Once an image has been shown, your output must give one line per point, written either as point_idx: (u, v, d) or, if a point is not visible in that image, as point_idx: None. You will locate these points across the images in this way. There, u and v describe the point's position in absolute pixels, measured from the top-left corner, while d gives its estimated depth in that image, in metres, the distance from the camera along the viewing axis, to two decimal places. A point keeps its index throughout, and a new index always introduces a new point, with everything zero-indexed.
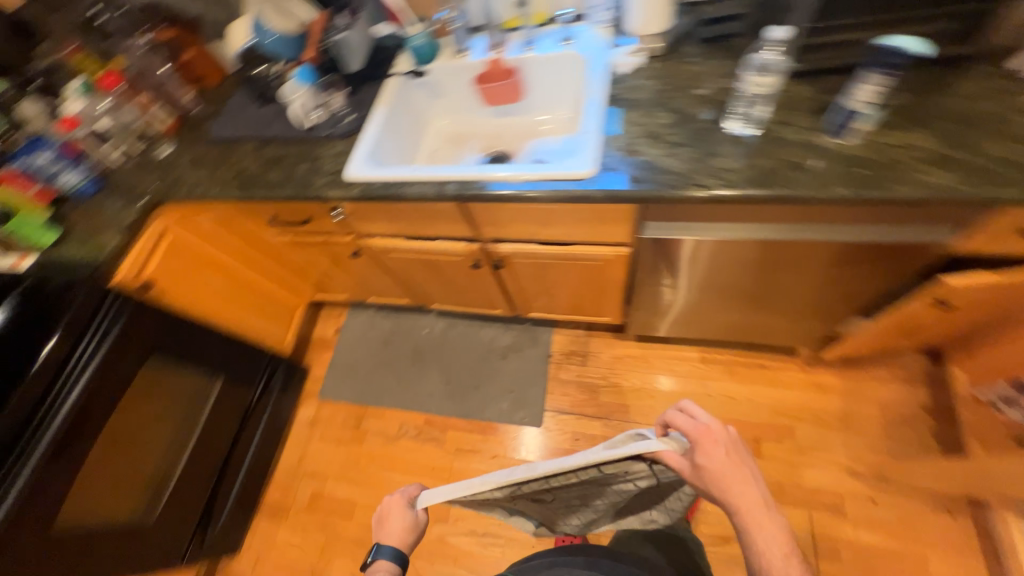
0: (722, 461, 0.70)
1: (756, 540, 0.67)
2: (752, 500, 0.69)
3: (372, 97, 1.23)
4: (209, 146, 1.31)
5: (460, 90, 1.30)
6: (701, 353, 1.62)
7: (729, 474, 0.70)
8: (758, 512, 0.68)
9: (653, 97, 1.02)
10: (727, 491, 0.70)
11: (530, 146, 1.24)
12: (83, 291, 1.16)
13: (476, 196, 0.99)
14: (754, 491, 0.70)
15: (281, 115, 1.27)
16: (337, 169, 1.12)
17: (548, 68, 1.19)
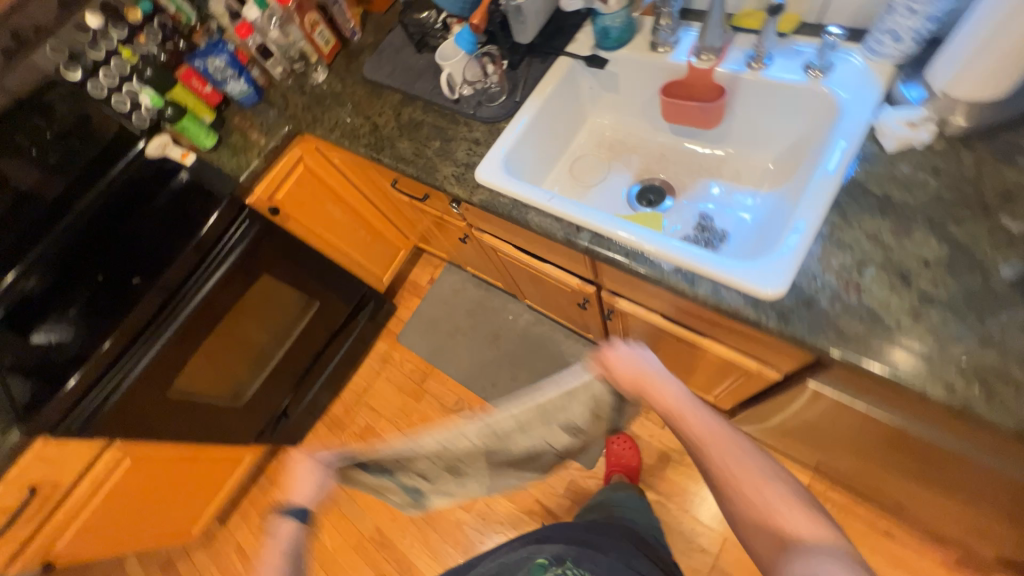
0: (631, 374, 0.82)
1: (710, 453, 0.74)
2: (686, 400, 0.79)
3: (533, 79, 1.02)
4: (358, 87, 1.24)
5: (640, 92, 1.03)
6: (809, 479, 1.33)
7: (660, 397, 0.80)
8: (686, 404, 0.79)
9: (922, 205, 0.67)
10: (667, 414, 0.79)
11: (700, 192, 0.98)
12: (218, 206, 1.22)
13: (610, 260, 0.78)
14: (679, 395, 0.79)
15: (430, 73, 1.13)
16: (469, 162, 0.98)
17: (773, 98, 0.86)
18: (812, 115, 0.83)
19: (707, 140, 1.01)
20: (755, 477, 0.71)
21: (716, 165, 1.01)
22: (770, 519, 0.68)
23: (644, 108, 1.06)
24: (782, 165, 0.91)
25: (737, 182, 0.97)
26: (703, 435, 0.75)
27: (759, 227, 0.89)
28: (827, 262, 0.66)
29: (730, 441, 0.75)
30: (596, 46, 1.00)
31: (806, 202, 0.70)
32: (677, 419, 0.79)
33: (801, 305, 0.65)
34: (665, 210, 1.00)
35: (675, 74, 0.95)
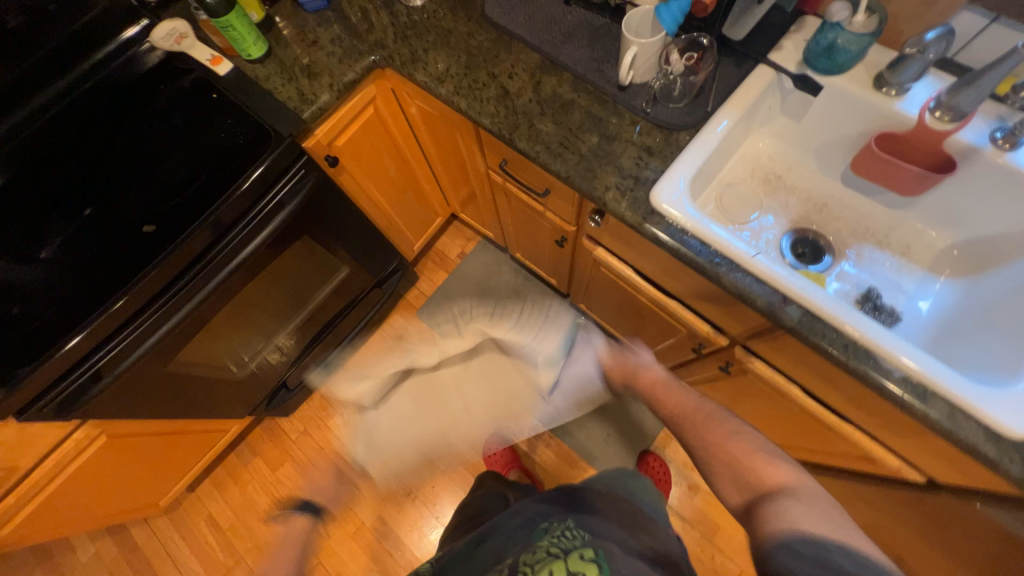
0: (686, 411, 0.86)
1: (691, 423, 0.84)
2: (708, 418, 0.83)
3: (726, 87, 0.83)
4: (476, 28, 0.96)
5: (828, 130, 0.89)
6: None
7: (682, 419, 0.86)
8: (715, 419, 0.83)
9: None
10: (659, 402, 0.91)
11: (865, 262, 0.90)
12: (240, 176, 0.89)
13: (820, 347, 0.68)
14: (695, 400, 0.88)
15: (583, 41, 0.90)
16: (638, 177, 0.80)
17: (1003, 186, 0.77)
18: None
19: (882, 202, 0.91)
20: (705, 417, 0.83)
21: (885, 231, 0.91)
22: (747, 465, 0.75)
23: (821, 148, 0.93)
24: (968, 255, 0.84)
25: (907, 257, 0.89)
26: (677, 405, 0.88)
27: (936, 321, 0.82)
28: None
29: (703, 407, 0.86)
30: (804, 64, 0.83)
31: None
32: (686, 421, 0.85)
33: None
34: (826, 272, 0.89)
35: (891, 126, 0.82)
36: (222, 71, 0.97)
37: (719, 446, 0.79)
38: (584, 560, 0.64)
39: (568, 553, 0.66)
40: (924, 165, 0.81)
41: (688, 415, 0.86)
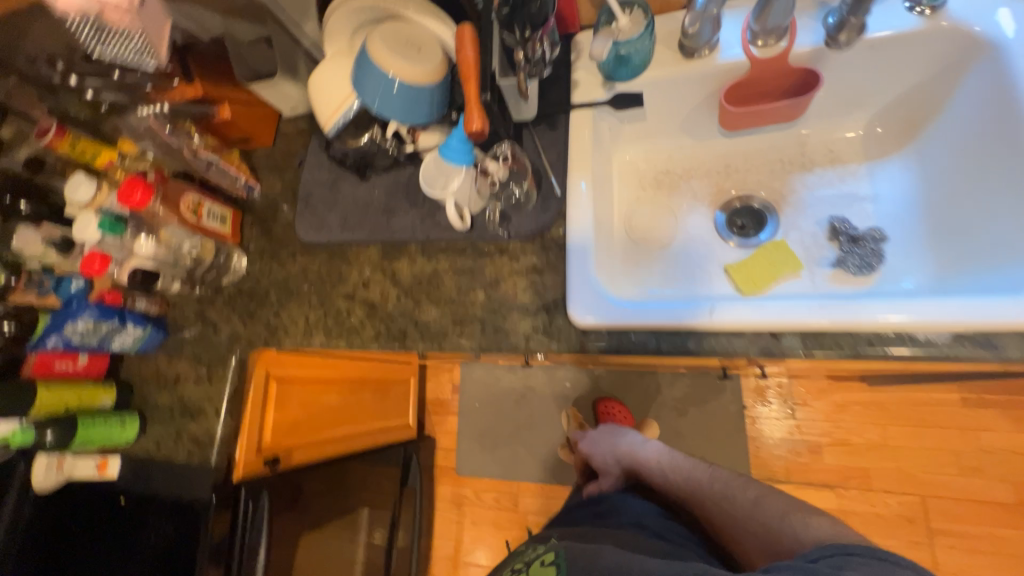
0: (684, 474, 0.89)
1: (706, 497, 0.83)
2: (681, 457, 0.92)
3: (559, 156, 0.74)
4: (305, 260, 0.87)
5: (679, 109, 0.80)
6: (962, 395, 1.24)
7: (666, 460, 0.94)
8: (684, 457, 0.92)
9: None
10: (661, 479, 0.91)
11: (806, 195, 0.79)
12: None
13: (849, 356, 0.57)
14: (661, 457, 0.94)
15: (402, 205, 0.81)
16: (547, 304, 0.69)
17: (879, 57, 0.67)
18: (934, 61, 0.66)
19: (777, 130, 0.81)
20: (696, 466, 0.89)
21: (799, 152, 0.81)
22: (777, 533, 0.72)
23: (685, 124, 0.83)
24: (895, 125, 0.74)
25: (840, 162, 0.78)
26: (676, 471, 0.90)
27: (915, 209, 0.71)
28: None
29: (705, 474, 0.86)
30: (609, 82, 0.75)
31: None
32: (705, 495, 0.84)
33: None
34: (779, 233, 0.79)
35: (731, 75, 0.72)
36: (114, 472, 0.84)
37: (751, 520, 0.76)
38: (544, 565, 0.66)
39: (532, 564, 0.69)
40: (787, 91, 0.72)
41: (702, 487, 0.85)
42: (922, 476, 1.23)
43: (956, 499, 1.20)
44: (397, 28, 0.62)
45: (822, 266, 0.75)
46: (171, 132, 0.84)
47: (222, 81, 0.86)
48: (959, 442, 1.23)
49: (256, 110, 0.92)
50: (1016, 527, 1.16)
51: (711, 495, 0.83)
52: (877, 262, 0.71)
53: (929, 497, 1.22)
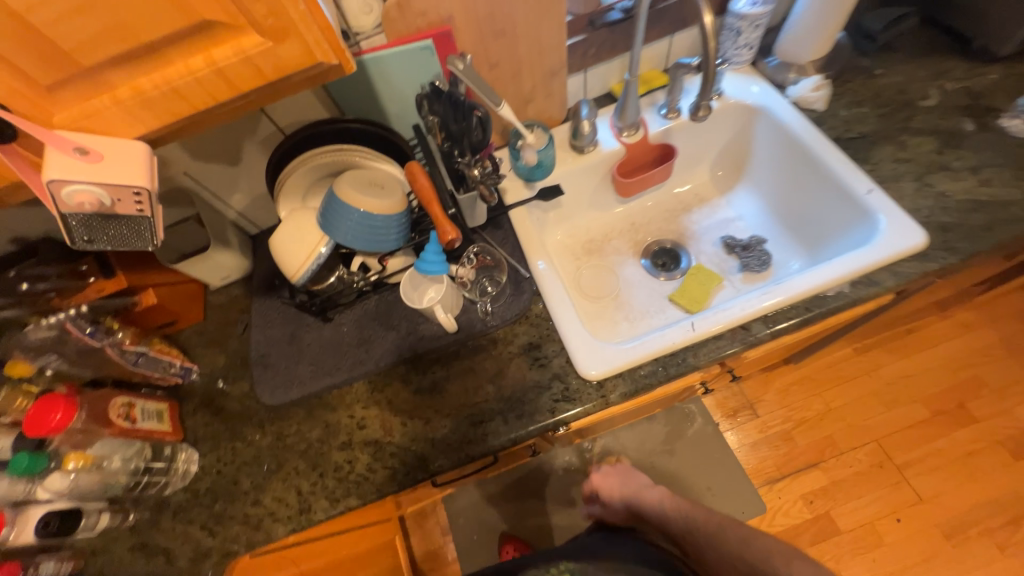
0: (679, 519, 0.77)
1: (705, 547, 0.72)
2: (685, 504, 0.79)
3: (513, 247, 0.85)
4: (278, 426, 0.78)
5: (586, 191, 1.00)
6: (852, 347, 1.54)
7: (666, 509, 0.79)
8: (688, 505, 0.79)
9: (880, 124, 0.84)
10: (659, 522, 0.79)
11: (697, 229, 1.02)
12: None
13: (797, 324, 0.71)
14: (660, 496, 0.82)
15: (380, 331, 0.81)
16: (556, 372, 0.73)
17: (700, 127, 0.96)
18: (730, 123, 0.96)
19: (655, 190, 1.06)
20: (704, 514, 0.76)
21: (677, 201, 1.06)
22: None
23: (592, 202, 1.03)
24: (727, 168, 1.03)
25: (706, 201, 1.04)
26: (681, 517, 0.77)
27: (770, 217, 0.97)
28: (908, 197, 0.76)
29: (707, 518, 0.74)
30: (529, 182, 0.91)
31: (843, 172, 0.80)
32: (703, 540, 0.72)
33: (944, 231, 0.72)
34: (693, 261, 0.99)
35: (613, 159, 0.95)
36: None
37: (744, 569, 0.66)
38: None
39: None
40: (655, 162, 0.97)
41: (699, 527, 0.75)
42: (868, 424, 1.44)
43: (898, 432, 1.42)
44: (358, 173, 0.68)
45: (735, 273, 0.95)
46: (94, 333, 0.71)
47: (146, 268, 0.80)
48: (871, 383, 1.49)
49: (181, 288, 0.86)
50: (945, 436, 1.40)
51: (710, 536, 0.72)
52: (768, 257, 0.93)
53: (881, 439, 1.42)
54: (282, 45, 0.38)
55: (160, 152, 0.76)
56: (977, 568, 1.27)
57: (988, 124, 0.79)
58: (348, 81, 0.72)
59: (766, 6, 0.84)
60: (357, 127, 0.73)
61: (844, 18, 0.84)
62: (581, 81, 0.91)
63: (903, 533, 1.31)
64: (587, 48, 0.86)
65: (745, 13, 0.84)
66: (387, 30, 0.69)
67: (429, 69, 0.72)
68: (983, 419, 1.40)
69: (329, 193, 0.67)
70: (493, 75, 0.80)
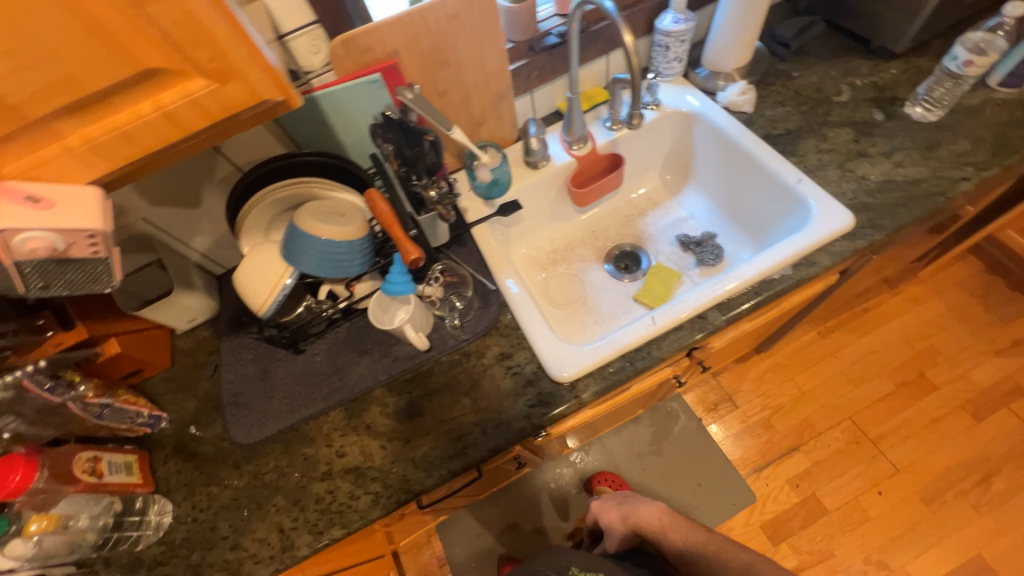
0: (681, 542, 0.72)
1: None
2: (685, 528, 0.73)
3: (479, 262, 0.87)
4: (255, 464, 0.76)
5: (545, 204, 1.04)
6: (816, 330, 1.61)
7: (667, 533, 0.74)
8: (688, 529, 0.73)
9: (802, 120, 0.92)
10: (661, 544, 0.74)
11: (653, 230, 1.07)
12: None
13: (749, 308, 0.76)
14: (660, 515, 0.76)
15: (353, 356, 0.81)
16: (530, 378, 0.75)
17: (644, 136, 1.02)
18: (670, 130, 1.03)
19: (611, 198, 1.11)
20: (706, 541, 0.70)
21: (632, 206, 1.11)
22: None
23: (552, 214, 1.07)
24: (674, 172, 1.10)
25: (659, 204, 1.10)
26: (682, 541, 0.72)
27: (718, 213, 1.03)
28: (833, 182, 0.83)
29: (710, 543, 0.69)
30: (489, 200, 0.95)
31: (774, 165, 0.87)
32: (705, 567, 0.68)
33: (868, 210, 0.79)
34: (653, 261, 1.04)
35: (567, 171, 1.00)
36: None
37: None
38: None
39: None
40: (606, 171, 1.02)
41: (698, 551, 0.70)
42: (840, 403, 1.49)
43: (869, 407, 1.48)
44: (318, 203, 0.70)
45: (692, 268, 1.00)
46: (55, 388, 0.69)
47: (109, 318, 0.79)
48: (838, 363, 1.56)
49: (146, 335, 0.85)
50: (910, 405, 1.47)
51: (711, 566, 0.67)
52: (721, 250, 0.98)
53: (854, 416, 1.47)
54: (228, 87, 0.40)
55: (118, 200, 0.76)
56: (959, 530, 1.31)
57: (894, 113, 0.88)
58: (303, 116, 0.75)
59: (688, 22, 0.92)
60: (319, 160, 0.74)
61: (758, 29, 0.93)
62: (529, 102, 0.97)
63: (886, 504, 1.35)
64: (530, 71, 0.91)
65: (670, 30, 0.92)
66: (336, 67, 0.72)
67: (380, 100, 0.76)
68: (942, 386, 1.48)
69: (291, 224, 0.68)
70: (443, 102, 0.84)
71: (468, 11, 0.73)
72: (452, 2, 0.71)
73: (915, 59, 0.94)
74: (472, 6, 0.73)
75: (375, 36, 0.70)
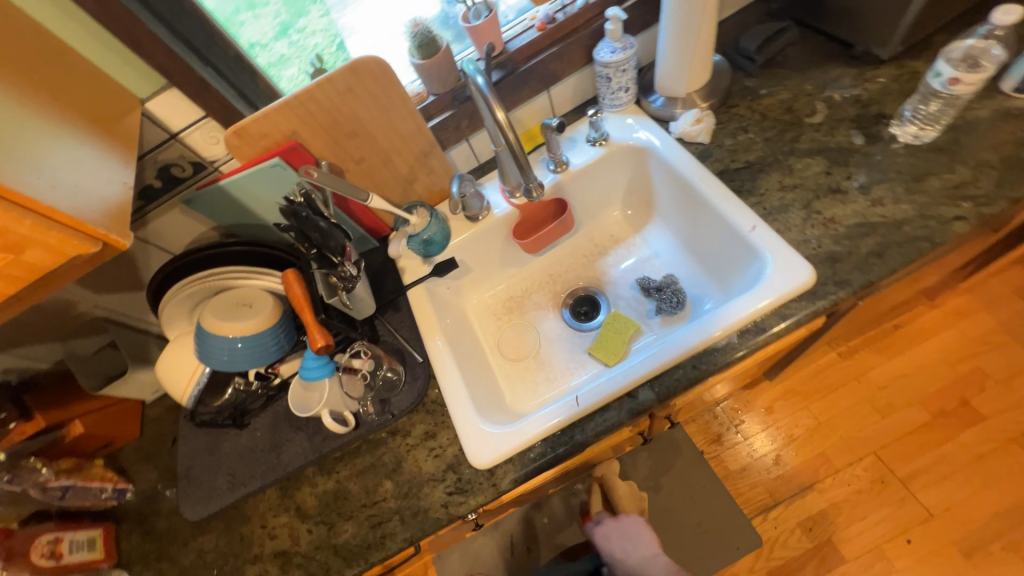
0: None
1: None
2: None
3: (411, 330, 0.85)
4: (200, 541, 0.79)
5: (493, 253, 0.99)
6: (836, 351, 1.43)
7: None
8: None
9: (767, 148, 0.80)
10: None
11: (614, 272, 0.99)
12: None
13: (688, 383, 0.67)
14: None
15: (288, 433, 0.81)
16: (450, 462, 0.72)
17: (594, 174, 0.94)
18: (624, 163, 0.94)
19: (569, 237, 1.04)
20: None
21: (593, 244, 1.03)
22: None
23: (503, 261, 1.02)
24: (636, 206, 1.00)
25: (621, 241, 1.01)
26: None
27: (682, 252, 0.93)
28: (795, 227, 0.71)
29: None
30: (427, 259, 0.91)
31: (727, 208, 0.76)
32: None
33: (833, 262, 0.67)
34: (611, 307, 0.96)
35: (510, 220, 0.94)
36: None
37: None
38: None
39: None
40: (555, 215, 0.94)
41: None
42: (863, 435, 1.33)
43: (898, 440, 1.31)
44: (227, 296, 0.71)
45: (652, 316, 0.91)
46: (14, 477, 0.74)
47: (69, 402, 0.85)
48: (863, 390, 1.38)
49: (113, 409, 0.90)
50: (951, 439, 1.29)
51: None
52: (683, 297, 0.89)
53: (880, 450, 1.31)
54: (25, 254, 0.40)
55: (64, 293, 0.80)
56: None
57: (877, 135, 0.75)
58: (215, 205, 0.75)
59: (626, 51, 0.82)
60: (238, 248, 0.76)
61: (710, 49, 0.81)
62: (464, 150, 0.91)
63: (915, 555, 1.21)
64: (458, 122, 0.86)
65: (606, 61, 0.83)
66: (236, 156, 0.71)
67: (287, 181, 0.74)
68: (991, 416, 1.29)
69: (199, 320, 0.69)
70: (361, 169, 0.81)
71: (361, 83, 0.71)
72: (341, 79, 0.70)
73: (910, 62, 0.79)
74: (364, 78, 0.71)
75: (268, 123, 0.69)
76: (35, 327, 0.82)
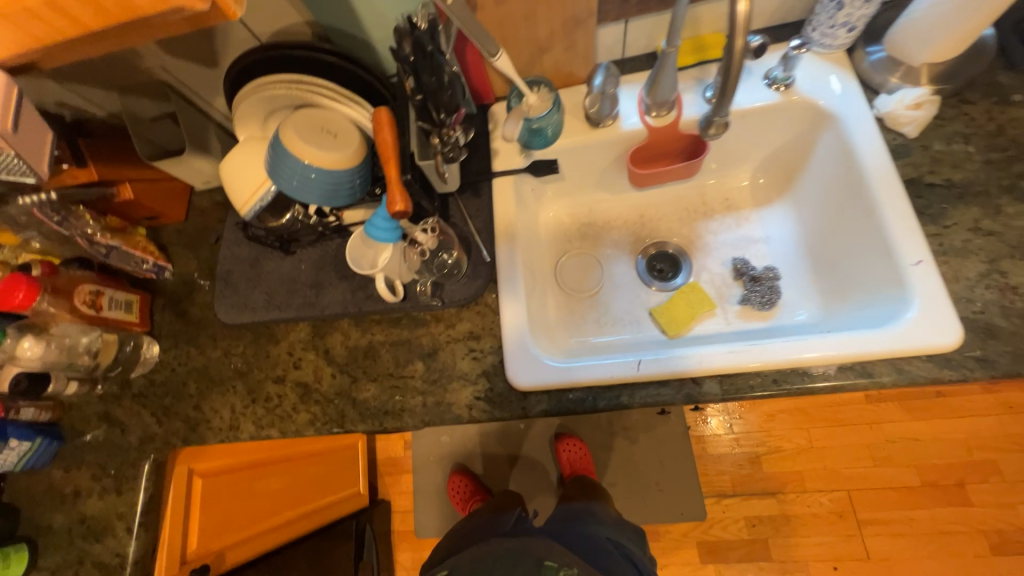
0: None
1: None
2: None
3: (485, 222, 0.77)
4: (228, 343, 0.82)
5: (594, 169, 0.86)
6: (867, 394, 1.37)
7: None
8: None
9: (979, 173, 0.64)
10: None
11: (713, 239, 0.87)
12: None
13: (758, 394, 0.62)
14: None
15: (332, 276, 0.79)
16: (486, 369, 0.70)
17: (753, 122, 0.77)
18: (791, 122, 0.77)
19: (678, 182, 0.90)
20: None
21: (702, 200, 0.89)
22: None
23: (599, 181, 0.89)
24: (773, 175, 0.85)
25: (734, 209, 0.88)
26: None
27: (798, 249, 0.81)
28: (964, 280, 0.60)
29: None
30: (526, 150, 0.79)
31: (897, 226, 0.63)
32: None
33: (989, 336, 0.58)
34: (692, 276, 0.86)
35: (632, 140, 0.79)
36: None
37: None
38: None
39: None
40: (679, 155, 0.82)
41: None
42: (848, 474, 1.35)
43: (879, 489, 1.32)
44: (311, 116, 0.62)
45: (732, 303, 0.82)
46: (62, 221, 0.74)
47: (124, 164, 0.81)
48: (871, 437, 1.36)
49: (162, 185, 0.86)
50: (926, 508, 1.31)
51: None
52: (776, 299, 0.79)
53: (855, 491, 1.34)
54: None
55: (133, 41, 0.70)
56: None
57: None
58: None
59: None
60: (333, 61, 0.65)
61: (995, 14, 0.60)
62: (616, 31, 0.74)
63: None
64: None
65: None
66: None
67: None
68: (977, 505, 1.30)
69: (278, 132, 0.61)
70: (498, 13, 0.66)
71: None
72: None
73: None
74: None
75: None
76: (99, 68, 0.73)
